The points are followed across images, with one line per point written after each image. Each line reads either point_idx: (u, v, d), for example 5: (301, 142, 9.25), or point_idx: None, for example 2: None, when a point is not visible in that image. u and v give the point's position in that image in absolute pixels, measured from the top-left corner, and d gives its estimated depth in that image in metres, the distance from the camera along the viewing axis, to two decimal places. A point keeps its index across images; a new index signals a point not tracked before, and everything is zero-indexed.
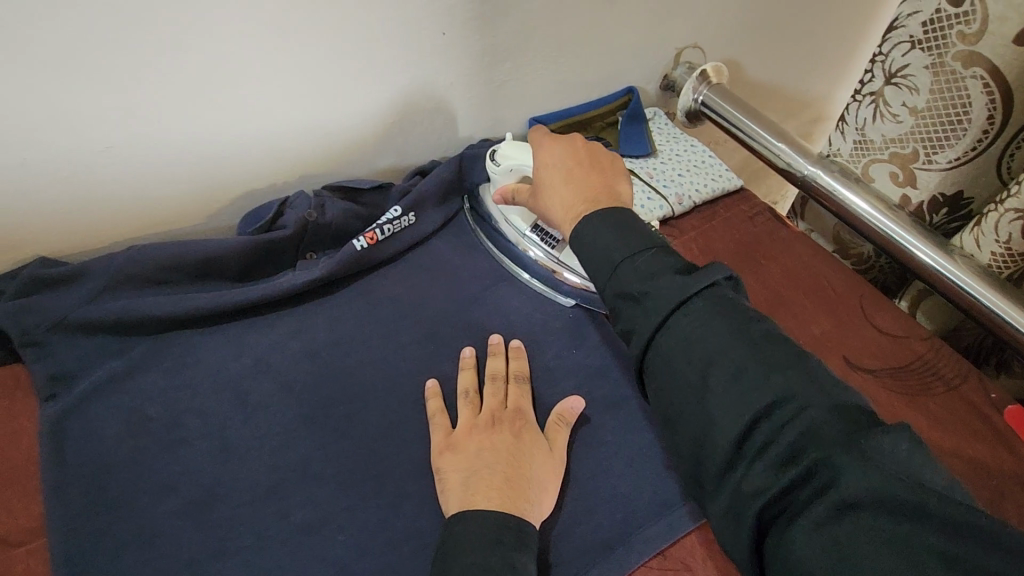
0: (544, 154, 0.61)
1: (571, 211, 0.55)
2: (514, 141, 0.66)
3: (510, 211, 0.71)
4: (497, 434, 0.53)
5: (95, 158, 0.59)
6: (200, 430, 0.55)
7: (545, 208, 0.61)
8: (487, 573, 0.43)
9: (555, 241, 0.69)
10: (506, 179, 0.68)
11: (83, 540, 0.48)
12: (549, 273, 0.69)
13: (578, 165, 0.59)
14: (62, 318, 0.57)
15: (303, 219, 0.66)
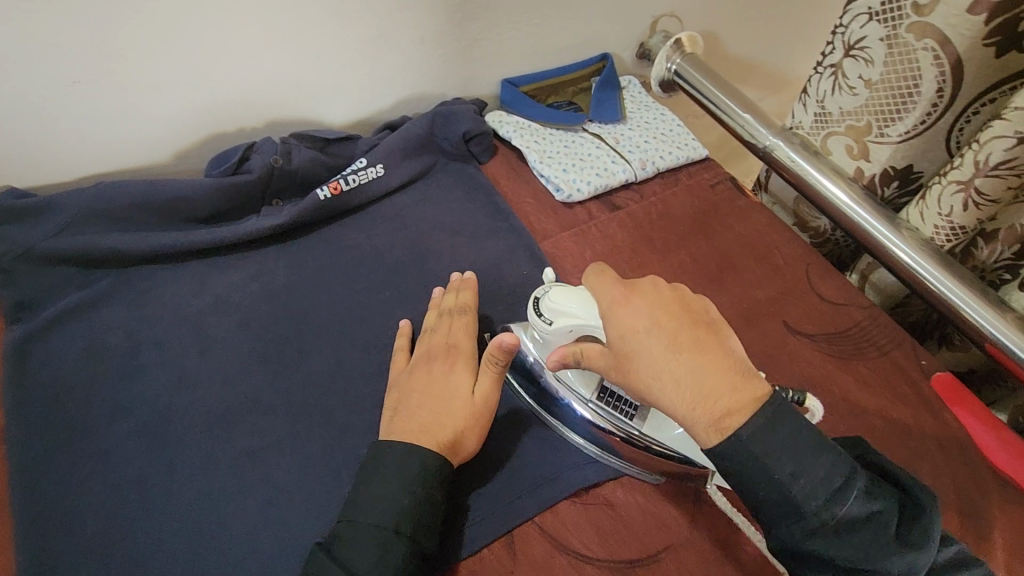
0: (620, 318, 0.44)
1: (709, 420, 0.40)
2: (559, 287, 0.53)
3: (568, 376, 0.55)
4: (433, 370, 0.55)
5: (65, 92, 0.60)
6: (158, 359, 0.58)
7: (643, 389, 0.43)
8: (389, 504, 0.46)
9: (631, 411, 0.53)
10: (562, 340, 0.52)
11: (40, 451, 0.51)
12: (619, 446, 0.54)
13: (681, 318, 0.43)
14: (28, 248, 0.60)
15: (268, 164, 0.68)
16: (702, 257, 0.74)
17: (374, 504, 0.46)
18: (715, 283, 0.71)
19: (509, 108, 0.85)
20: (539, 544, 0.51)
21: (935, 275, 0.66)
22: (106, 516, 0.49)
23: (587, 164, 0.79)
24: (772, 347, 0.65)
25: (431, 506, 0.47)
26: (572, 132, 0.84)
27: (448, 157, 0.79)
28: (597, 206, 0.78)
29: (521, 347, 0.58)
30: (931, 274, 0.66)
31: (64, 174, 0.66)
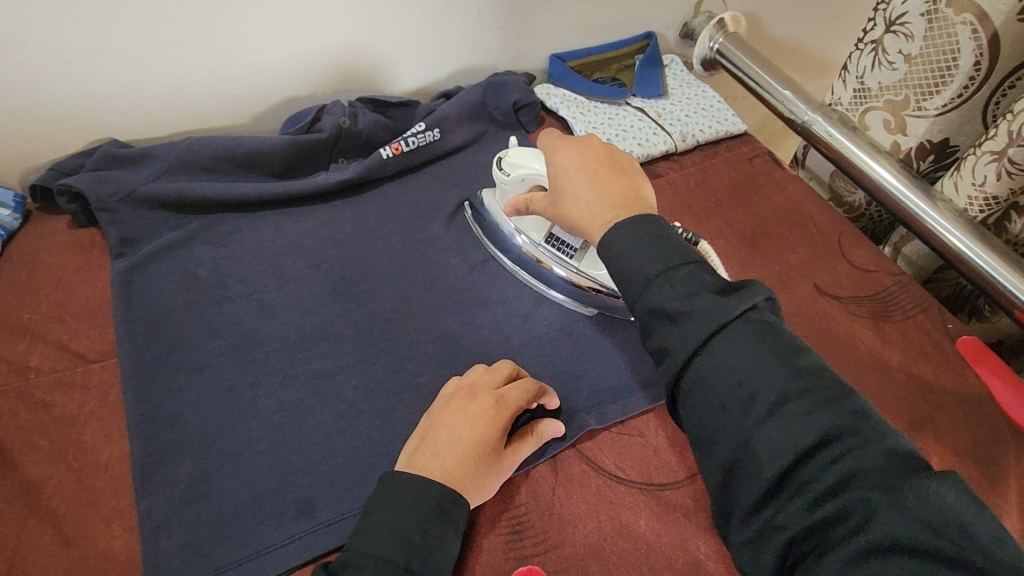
0: (561, 158, 0.54)
1: (599, 218, 0.49)
2: (519, 148, 0.64)
3: (523, 222, 0.68)
4: (476, 416, 0.51)
5: (163, 51, 0.67)
6: (242, 291, 0.65)
7: (569, 217, 0.54)
8: (397, 536, 0.44)
9: (570, 251, 0.66)
10: (517, 188, 0.64)
11: (145, 362, 0.58)
12: (569, 281, 0.67)
13: (602, 161, 0.52)
14: (129, 192, 0.67)
15: (338, 124, 0.74)
16: (737, 222, 0.78)
17: (381, 535, 0.44)
18: (749, 249, 0.75)
19: (556, 81, 0.89)
20: (576, 462, 0.57)
21: (989, 263, 0.66)
22: (202, 418, 0.55)
23: (630, 134, 0.84)
24: (803, 309, 0.69)
25: (437, 548, 0.45)
26: (615, 106, 0.89)
27: (498, 126, 0.85)
28: None
29: (489, 206, 0.72)
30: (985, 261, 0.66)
31: (158, 128, 0.73)
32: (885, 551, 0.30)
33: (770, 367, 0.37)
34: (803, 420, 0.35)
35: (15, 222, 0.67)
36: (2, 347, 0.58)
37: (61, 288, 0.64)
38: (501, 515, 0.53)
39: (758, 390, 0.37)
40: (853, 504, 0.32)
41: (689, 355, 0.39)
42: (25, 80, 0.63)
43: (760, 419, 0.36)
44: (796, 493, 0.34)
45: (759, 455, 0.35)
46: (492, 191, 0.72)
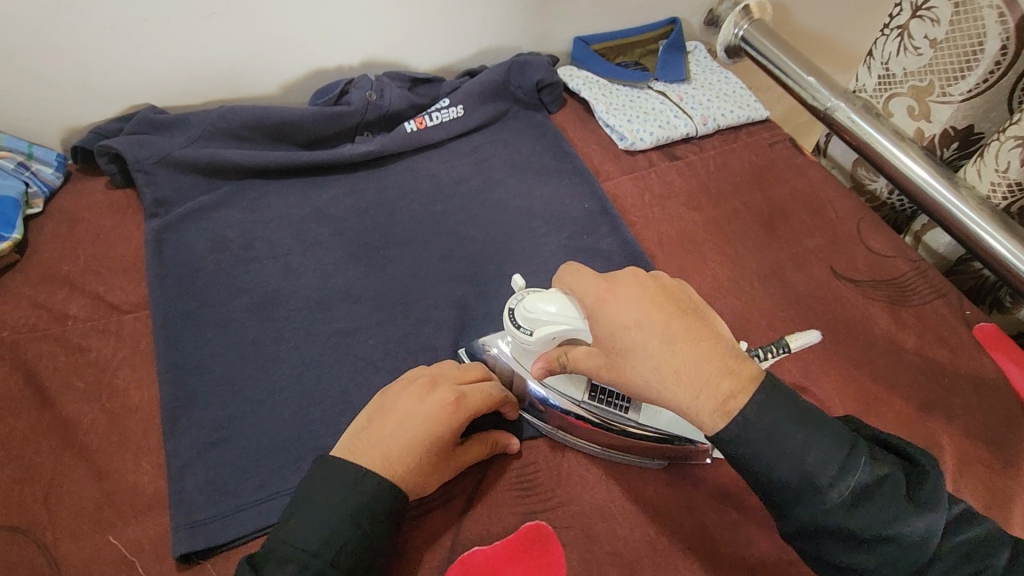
0: (614, 314, 0.45)
1: (712, 403, 0.42)
2: (533, 293, 0.52)
3: (554, 380, 0.54)
4: (426, 411, 0.49)
5: (200, 21, 0.70)
6: (268, 253, 0.67)
7: (642, 384, 0.44)
8: (332, 515, 0.44)
9: (624, 405, 0.54)
10: (544, 347, 0.51)
11: (175, 314, 0.61)
12: (613, 437, 0.54)
13: (670, 309, 0.44)
14: (165, 155, 0.70)
15: (365, 98, 0.77)
16: (756, 206, 0.78)
17: (316, 515, 0.44)
18: (766, 232, 0.75)
19: (579, 63, 0.90)
20: None
21: (1012, 252, 0.65)
22: (228, 368, 0.58)
23: (652, 118, 0.84)
24: (817, 291, 0.69)
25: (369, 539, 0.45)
26: (637, 89, 0.89)
27: (521, 106, 0.86)
28: (658, 156, 0.83)
29: (491, 344, 0.58)
30: (1008, 251, 0.65)
31: (193, 96, 0.76)
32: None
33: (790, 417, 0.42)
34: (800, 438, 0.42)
35: (57, 180, 0.70)
36: (44, 295, 0.62)
37: (99, 244, 0.67)
38: (510, 473, 0.55)
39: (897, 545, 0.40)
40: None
41: (844, 523, 0.41)
42: (71, 45, 0.66)
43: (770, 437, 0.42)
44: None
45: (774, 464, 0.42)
46: (493, 340, 0.57)
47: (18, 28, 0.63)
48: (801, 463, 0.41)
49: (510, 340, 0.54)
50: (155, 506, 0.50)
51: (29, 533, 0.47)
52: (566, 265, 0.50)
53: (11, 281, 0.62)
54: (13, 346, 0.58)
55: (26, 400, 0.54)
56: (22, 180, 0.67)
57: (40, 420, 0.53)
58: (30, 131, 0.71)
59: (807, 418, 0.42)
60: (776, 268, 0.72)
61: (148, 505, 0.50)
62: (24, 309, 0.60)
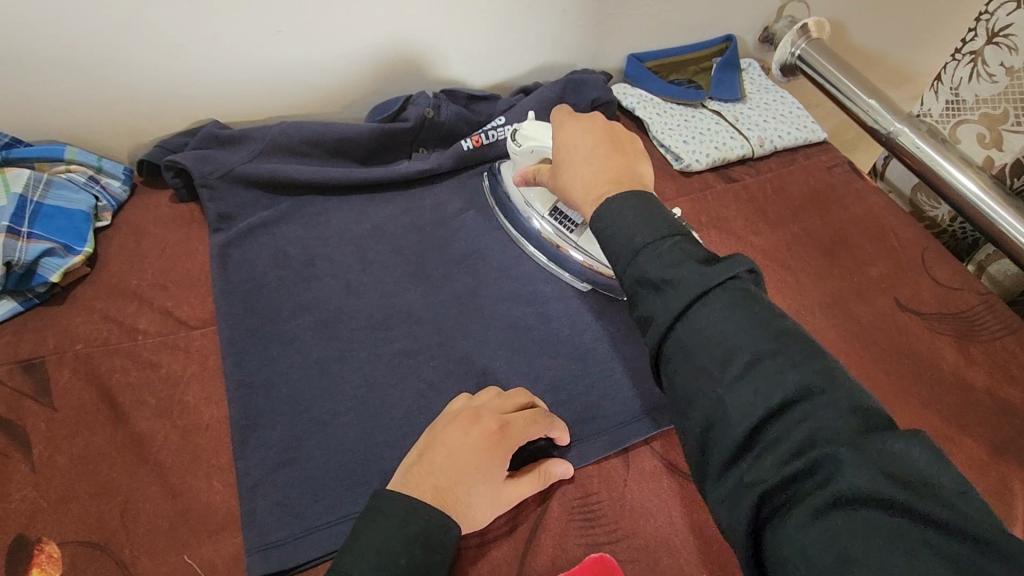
0: (565, 135, 0.56)
1: (592, 197, 0.51)
2: (535, 122, 0.65)
3: (530, 193, 0.71)
4: (476, 440, 0.49)
5: (266, 39, 0.70)
6: (329, 271, 0.68)
7: (564, 188, 0.56)
8: (382, 556, 0.43)
9: (572, 225, 0.69)
10: (528, 161, 0.66)
11: (241, 332, 0.62)
12: (567, 255, 0.70)
13: (604, 144, 0.54)
14: (227, 170, 0.71)
15: (422, 114, 0.77)
16: (816, 231, 0.77)
17: (365, 556, 0.43)
18: (827, 259, 0.74)
19: (632, 81, 0.90)
20: (648, 459, 0.58)
21: None
22: (294, 387, 0.59)
23: (707, 137, 0.83)
24: (882, 324, 0.68)
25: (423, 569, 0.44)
26: (691, 108, 0.88)
27: None
28: (713, 177, 0.82)
29: (505, 180, 0.75)
30: None
31: (254, 111, 0.77)
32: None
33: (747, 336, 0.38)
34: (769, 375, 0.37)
35: (124, 193, 0.72)
36: (115, 309, 0.63)
37: (165, 258, 0.68)
38: (573, 502, 0.54)
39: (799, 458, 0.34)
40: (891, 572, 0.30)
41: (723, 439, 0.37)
42: (144, 62, 0.67)
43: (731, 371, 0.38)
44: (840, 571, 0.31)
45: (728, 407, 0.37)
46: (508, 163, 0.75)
47: (95, 47, 0.64)
48: (727, 401, 0.37)
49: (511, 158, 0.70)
50: (227, 526, 0.50)
51: (107, 549, 0.48)
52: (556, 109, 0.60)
53: (82, 294, 0.64)
54: (86, 360, 0.59)
55: (101, 415, 0.55)
56: (93, 194, 0.68)
57: (114, 435, 0.54)
58: (100, 145, 0.72)
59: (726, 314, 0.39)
60: (837, 298, 0.70)
61: (221, 525, 0.50)
62: (96, 323, 0.61)
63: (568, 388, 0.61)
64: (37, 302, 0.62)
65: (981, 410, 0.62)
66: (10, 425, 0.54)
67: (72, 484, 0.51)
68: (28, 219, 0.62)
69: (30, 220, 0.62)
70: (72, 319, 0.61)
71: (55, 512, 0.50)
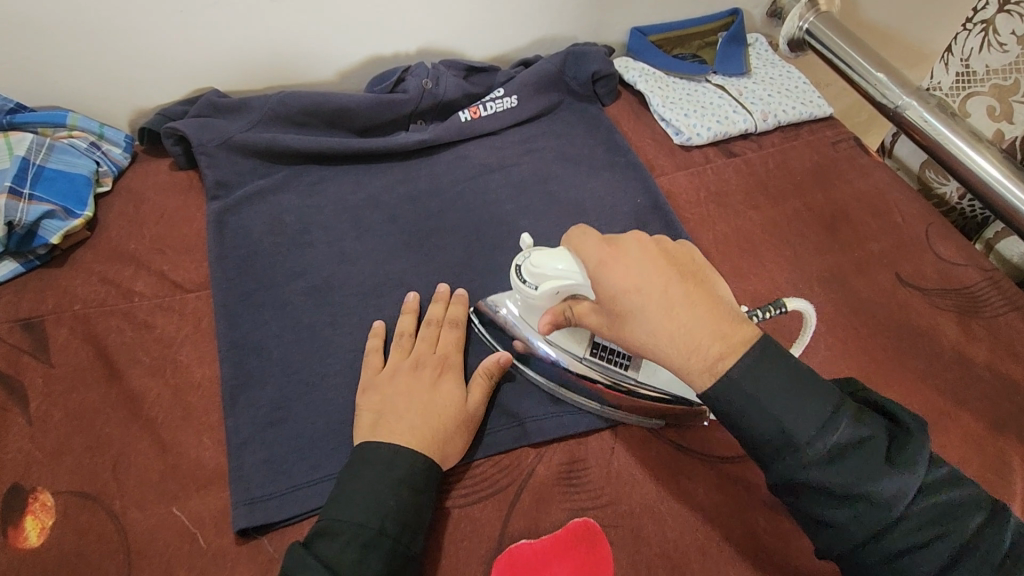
0: (614, 279, 0.43)
1: (704, 364, 0.42)
2: (540, 249, 0.52)
3: (558, 335, 0.56)
4: (423, 377, 0.54)
5: (264, 7, 0.70)
6: (323, 238, 0.68)
7: (639, 346, 0.44)
8: (370, 502, 0.46)
9: (624, 362, 0.56)
10: (549, 301, 0.53)
11: (235, 295, 0.62)
12: (616, 397, 0.56)
13: (671, 273, 0.43)
14: (226, 138, 0.71)
15: (421, 86, 0.77)
16: (818, 207, 0.75)
17: (354, 504, 0.46)
18: (828, 235, 0.73)
19: (635, 54, 0.88)
20: (636, 428, 0.57)
21: None
22: (285, 349, 0.59)
23: (709, 111, 0.82)
24: (882, 299, 0.67)
25: (414, 510, 0.47)
26: (695, 83, 0.87)
27: (575, 97, 0.84)
28: (714, 153, 0.81)
29: (501, 305, 0.59)
30: None
31: (254, 80, 0.77)
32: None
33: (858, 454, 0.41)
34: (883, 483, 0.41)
35: (125, 160, 0.73)
36: (112, 271, 0.64)
37: (163, 224, 0.69)
38: (558, 467, 0.54)
39: (914, 530, 0.40)
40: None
41: (832, 510, 0.41)
42: (142, 29, 0.68)
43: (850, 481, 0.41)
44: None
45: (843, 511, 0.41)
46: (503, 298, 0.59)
47: (94, 12, 0.65)
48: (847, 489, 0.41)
49: (516, 294, 0.55)
50: (215, 481, 0.51)
51: (99, 500, 0.49)
52: (572, 229, 0.47)
53: (81, 257, 0.65)
54: (85, 319, 0.60)
55: (97, 372, 0.56)
56: (94, 159, 0.69)
57: (109, 393, 0.55)
58: (101, 112, 0.73)
59: (794, 373, 0.42)
60: (838, 272, 0.69)
61: (209, 479, 0.51)
62: (95, 285, 0.63)
63: None
64: (38, 263, 0.63)
65: (979, 386, 0.61)
66: (8, 379, 0.55)
67: (67, 437, 0.52)
68: (30, 180, 0.63)
69: (32, 182, 0.63)
70: (71, 280, 0.63)
71: (49, 464, 0.51)
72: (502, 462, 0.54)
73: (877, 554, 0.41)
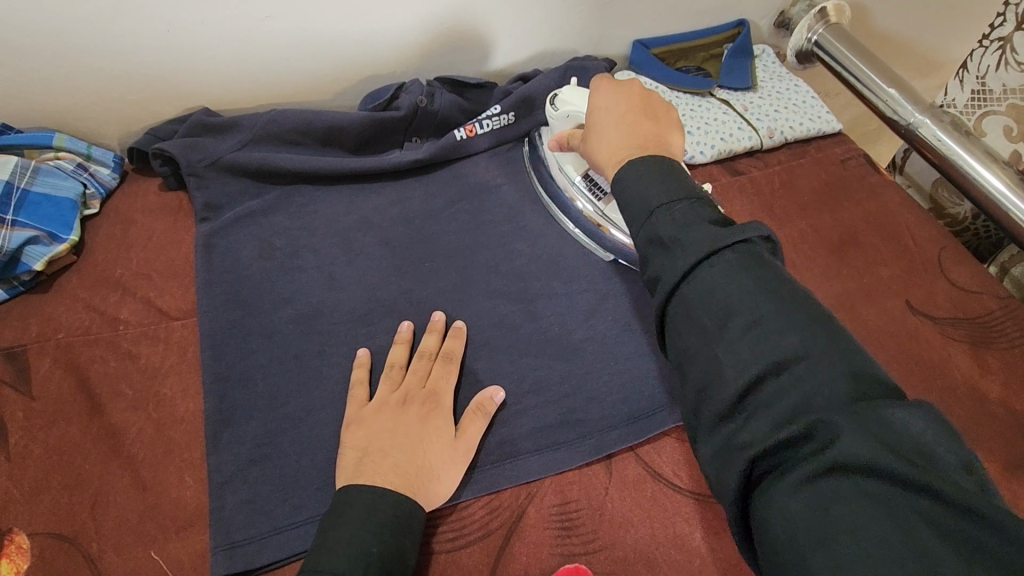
0: (598, 99, 0.57)
1: (616, 158, 0.51)
2: (576, 88, 0.66)
3: (563, 159, 0.71)
4: (411, 411, 0.52)
5: (255, 24, 0.68)
6: (313, 263, 0.67)
7: (593, 153, 0.56)
8: (354, 547, 0.42)
9: (601, 194, 0.69)
10: (563, 125, 0.67)
11: (222, 323, 0.61)
12: (593, 224, 0.70)
13: (640, 110, 0.54)
14: (215, 159, 0.70)
15: (415, 103, 0.75)
16: (825, 229, 0.73)
17: (337, 549, 0.42)
18: (835, 258, 0.70)
19: (637, 68, 0.86)
20: (632, 466, 0.55)
21: None
22: (271, 382, 0.58)
23: (713, 128, 0.79)
24: (891, 327, 0.64)
25: (399, 555, 0.44)
26: (698, 97, 0.84)
27: None
28: (718, 170, 0.79)
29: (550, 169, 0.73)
30: None
31: (245, 98, 0.76)
32: (839, 471, 0.31)
33: (741, 291, 0.39)
34: (772, 339, 0.36)
35: (113, 181, 0.71)
36: (97, 298, 0.62)
37: (151, 247, 0.67)
38: (550, 509, 0.52)
39: (723, 300, 0.39)
40: (812, 418, 0.33)
41: (660, 263, 0.42)
42: (129, 48, 0.66)
43: (732, 334, 0.38)
44: (764, 415, 0.35)
45: (725, 372, 0.37)
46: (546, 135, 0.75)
47: (80, 33, 0.63)
48: (721, 334, 0.38)
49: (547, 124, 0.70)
50: (196, 523, 0.50)
51: (76, 542, 0.48)
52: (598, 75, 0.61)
53: (66, 283, 0.63)
54: (67, 350, 0.59)
55: (78, 405, 0.55)
56: (80, 181, 0.68)
57: (89, 427, 0.54)
58: (90, 131, 0.72)
59: (690, 210, 0.43)
60: (845, 298, 0.66)
61: (189, 521, 0.50)
62: (79, 312, 0.61)
63: (553, 388, 0.59)
64: (22, 290, 0.62)
65: (993, 422, 0.58)
66: None
67: (45, 475, 0.51)
68: (13, 206, 0.61)
69: (16, 208, 0.61)
70: (55, 308, 0.61)
71: (26, 504, 0.50)
72: (493, 504, 0.52)
73: (683, 307, 0.40)
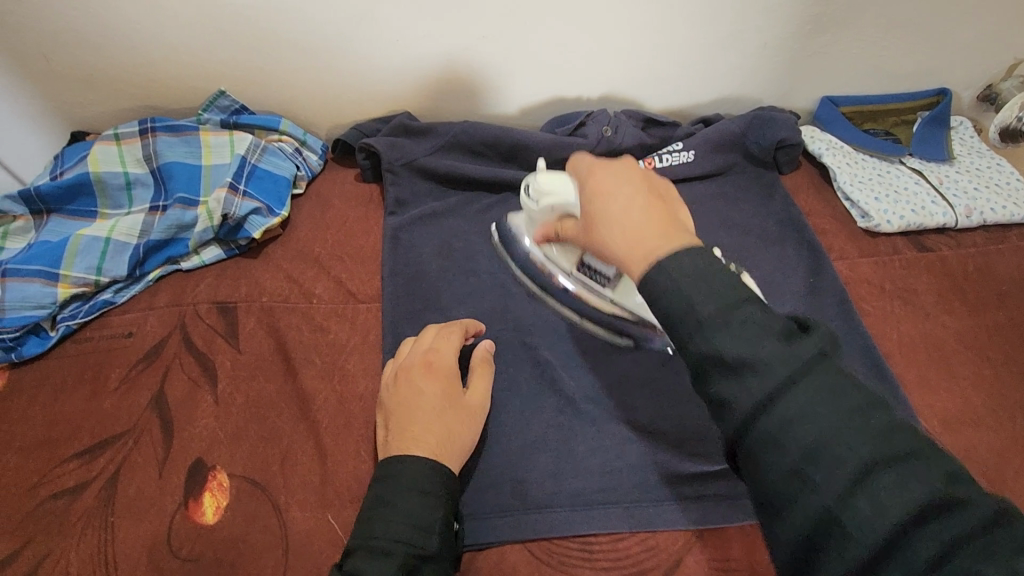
0: (593, 180, 0.47)
1: (642, 252, 0.40)
2: (547, 173, 0.59)
3: (552, 249, 0.65)
4: (420, 384, 0.53)
5: (471, 43, 0.73)
6: (487, 269, 0.70)
7: (602, 245, 0.45)
8: (383, 515, 0.44)
9: (604, 280, 0.63)
10: (546, 216, 0.60)
11: (403, 313, 0.65)
12: (589, 308, 0.65)
13: (641, 184, 0.45)
14: (411, 159, 0.75)
15: (601, 133, 0.77)
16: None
17: (371, 518, 0.44)
18: None
19: (822, 124, 0.84)
20: None
21: None
22: None
23: (903, 198, 0.76)
24: None
25: (426, 509, 0.45)
26: (887, 163, 0.81)
27: (753, 161, 0.80)
28: (904, 243, 0.74)
29: (517, 229, 0.69)
30: None
31: (441, 106, 0.81)
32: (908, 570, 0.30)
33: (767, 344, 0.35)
34: (821, 426, 0.33)
35: (319, 167, 0.78)
36: (297, 271, 0.69)
37: (344, 231, 0.73)
38: (709, 562, 0.51)
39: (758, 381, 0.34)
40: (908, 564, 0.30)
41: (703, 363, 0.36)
42: (359, 52, 0.73)
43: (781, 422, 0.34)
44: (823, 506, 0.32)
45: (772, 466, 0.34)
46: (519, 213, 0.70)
47: (324, 36, 0.71)
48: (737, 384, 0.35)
49: (526, 213, 0.65)
50: None
51: (266, 490, 0.53)
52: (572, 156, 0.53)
53: (273, 253, 0.70)
54: (269, 313, 0.65)
55: (276, 365, 0.61)
56: (295, 164, 0.75)
57: (283, 387, 0.59)
58: (306, 120, 0.80)
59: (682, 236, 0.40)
60: None
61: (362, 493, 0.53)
62: (281, 281, 0.67)
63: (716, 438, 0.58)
64: (237, 253, 0.69)
65: None
66: (203, 357, 0.61)
67: (245, 423, 0.57)
68: (245, 177, 0.70)
69: (246, 180, 0.70)
70: (262, 273, 0.68)
71: (228, 445, 0.55)
72: (649, 541, 0.52)
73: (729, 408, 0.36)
